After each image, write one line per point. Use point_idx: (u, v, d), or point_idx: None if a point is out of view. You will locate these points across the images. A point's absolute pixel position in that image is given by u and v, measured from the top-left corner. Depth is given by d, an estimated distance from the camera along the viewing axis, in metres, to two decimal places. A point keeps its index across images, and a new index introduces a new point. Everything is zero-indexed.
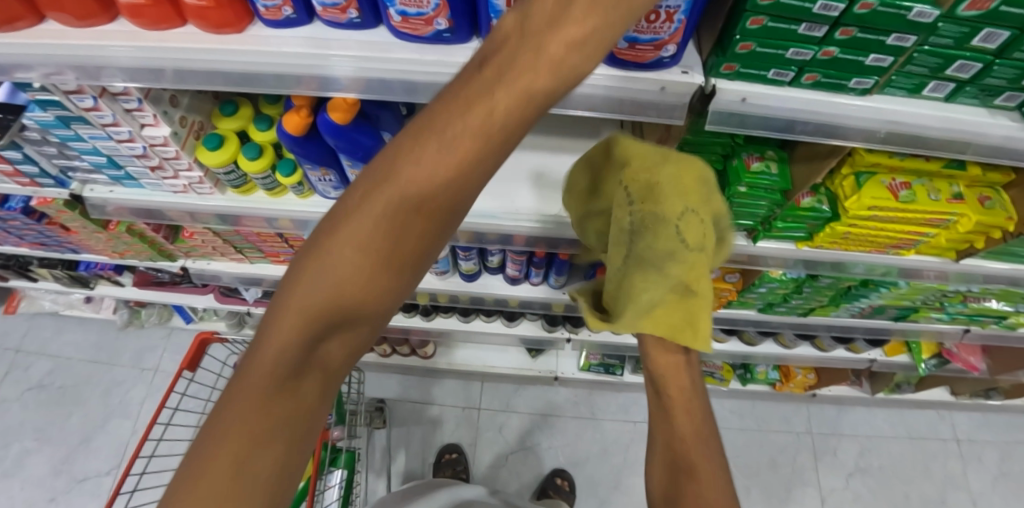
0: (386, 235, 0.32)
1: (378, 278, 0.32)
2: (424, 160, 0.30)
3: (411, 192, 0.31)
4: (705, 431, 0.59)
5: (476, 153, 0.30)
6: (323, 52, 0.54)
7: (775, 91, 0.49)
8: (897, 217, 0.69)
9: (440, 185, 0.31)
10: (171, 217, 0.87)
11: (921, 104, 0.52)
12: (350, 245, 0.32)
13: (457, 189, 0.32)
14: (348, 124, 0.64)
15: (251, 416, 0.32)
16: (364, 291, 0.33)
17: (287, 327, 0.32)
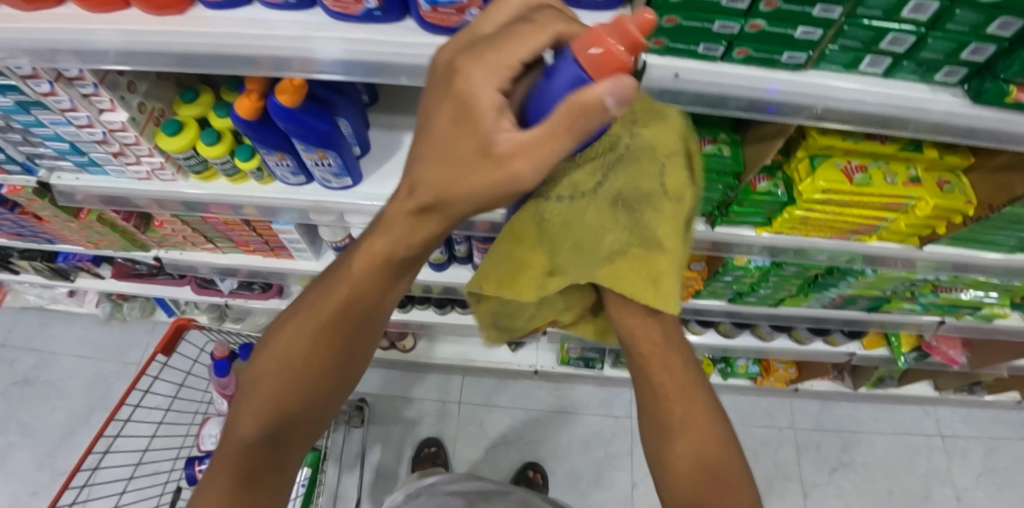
0: (326, 334, 0.46)
1: (319, 369, 0.47)
2: (336, 294, 0.45)
3: (327, 319, 0.46)
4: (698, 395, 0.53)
5: (371, 284, 0.43)
6: (261, 33, 0.54)
7: (706, 67, 0.50)
8: (854, 200, 0.69)
9: (361, 306, 0.46)
10: (134, 204, 0.87)
11: (860, 80, 0.52)
12: (296, 354, 0.46)
13: (354, 314, 0.46)
14: (299, 106, 0.64)
15: (233, 470, 0.47)
16: (318, 369, 0.47)
17: (257, 408, 0.47)
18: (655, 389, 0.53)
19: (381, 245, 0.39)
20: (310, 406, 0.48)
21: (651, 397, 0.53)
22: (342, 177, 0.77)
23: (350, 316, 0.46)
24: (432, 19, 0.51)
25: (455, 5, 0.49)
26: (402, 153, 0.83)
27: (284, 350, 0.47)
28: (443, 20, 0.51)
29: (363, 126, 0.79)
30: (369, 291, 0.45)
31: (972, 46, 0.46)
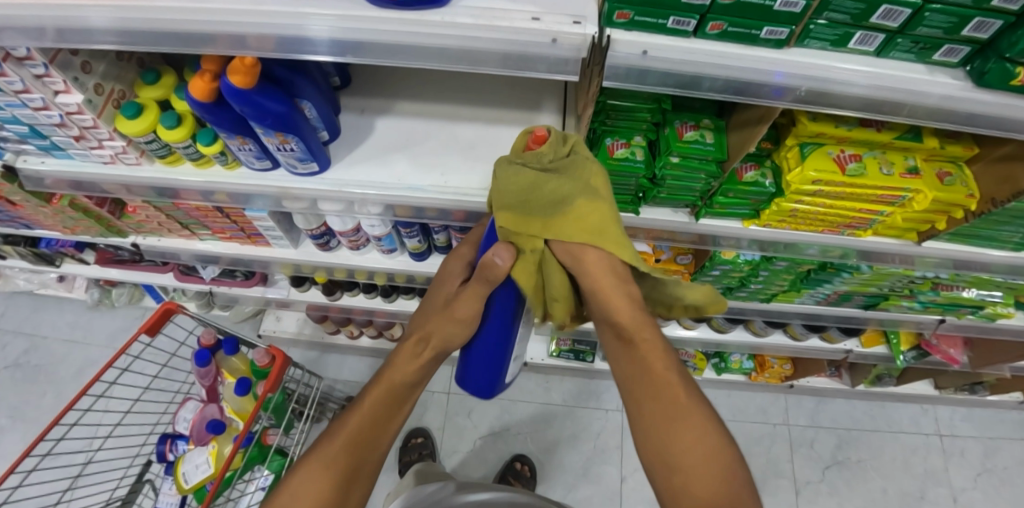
0: (363, 432, 0.75)
1: (362, 449, 0.74)
2: (376, 399, 0.77)
3: (370, 411, 0.76)
4: (679, 378, 0.70)
5: (392, 393, 0.78)
6: (199, 6, 0.50)
7: (678, 43, 0.45)
8: (845, 192, 0.64)
9: (388, 415, 0.78)
10: (105, 190, 0.85)
11: (849, 58, 0.47)
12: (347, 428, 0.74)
13: (383, 421, 0.77)
14: (253, 87, 0.61)
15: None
16: (358, 458, 0.74)
17: (320, 473, 0.70)
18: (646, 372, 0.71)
19: (400, 368, 0.79)
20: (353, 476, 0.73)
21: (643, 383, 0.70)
22: (308, 163, 0.74)
23: (380, 422, 0.77)
24: None
25: None
26: (374, 138, 0.80)
27: (334, 438, 0.74)
28: None
29: (331, 109, 0.75)
30: (394, 404, 0.79)
31: (974, 21, 0.42)
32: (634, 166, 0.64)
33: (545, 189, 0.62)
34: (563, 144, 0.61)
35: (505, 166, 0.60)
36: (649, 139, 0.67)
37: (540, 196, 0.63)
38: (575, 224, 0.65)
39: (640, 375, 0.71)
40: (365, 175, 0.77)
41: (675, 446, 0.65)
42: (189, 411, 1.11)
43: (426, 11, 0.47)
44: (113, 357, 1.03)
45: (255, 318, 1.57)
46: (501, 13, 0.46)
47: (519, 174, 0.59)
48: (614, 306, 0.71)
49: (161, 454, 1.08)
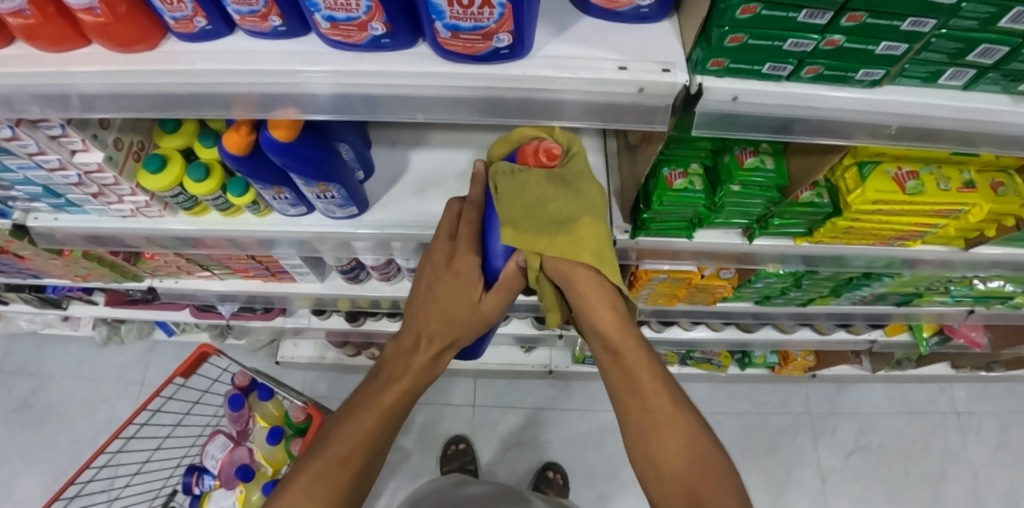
0: (374, 441, 0.60)
1: (378, 445, 0.61)
2: (383, 386, 0.63)
3: (377, 406, 0.62)
4: (665, 382, 0.62)
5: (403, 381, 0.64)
6: (245, 66, 0.46)
7: (771, 88, 0.43)
8: (903, 210, 0.64)
9: (395, 418, 0.63)
10: (127, 242, 0.81)
11: (937, 94, 0.46)
12: (355, 427, 0.60)
13: (397, 415, 0.63)
14: (295, 139, 0.57)
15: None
16: (364, 468, 0.60)
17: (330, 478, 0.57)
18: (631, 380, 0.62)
19: (406, 354, 0.65)
20: (364, 476, 0.60)
21: (626, 393, 0.62)
22: (348, 207, 0.71)
23: (388, 426, 0.62)
24: (452, 46, 0.41)
25: (481, 32, 0.38)
26: (410, 173, 0.77)
27: (337, 450, 0.58)
28: (465, 47, 0.40)
29: (366, 147, 0.72)
30: (400, 408, 0.64)
31: None
32: (694, 196, 0.63)
33: (548, 199, 0.58)
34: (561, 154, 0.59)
35: (505, 178, 0.57)
36: (705, 165, 0.65)
37: (544, 205, 0.58)
38: (573, 242, 0.60)
39: (624, 383, 0.62)
40: (406, 212, 0.74)
41: (670, 471, 0.58)
42: (216, 446, 1.04)
43: (506, 64, 0.43)
44: (148, 398, 0.99)
45: (271, 344, 1.53)
46: (583, 61, 0.43)
47: (526, 181, 0.56)
48: (599, 319, 0.63)
49: (188, 487, 1.01)
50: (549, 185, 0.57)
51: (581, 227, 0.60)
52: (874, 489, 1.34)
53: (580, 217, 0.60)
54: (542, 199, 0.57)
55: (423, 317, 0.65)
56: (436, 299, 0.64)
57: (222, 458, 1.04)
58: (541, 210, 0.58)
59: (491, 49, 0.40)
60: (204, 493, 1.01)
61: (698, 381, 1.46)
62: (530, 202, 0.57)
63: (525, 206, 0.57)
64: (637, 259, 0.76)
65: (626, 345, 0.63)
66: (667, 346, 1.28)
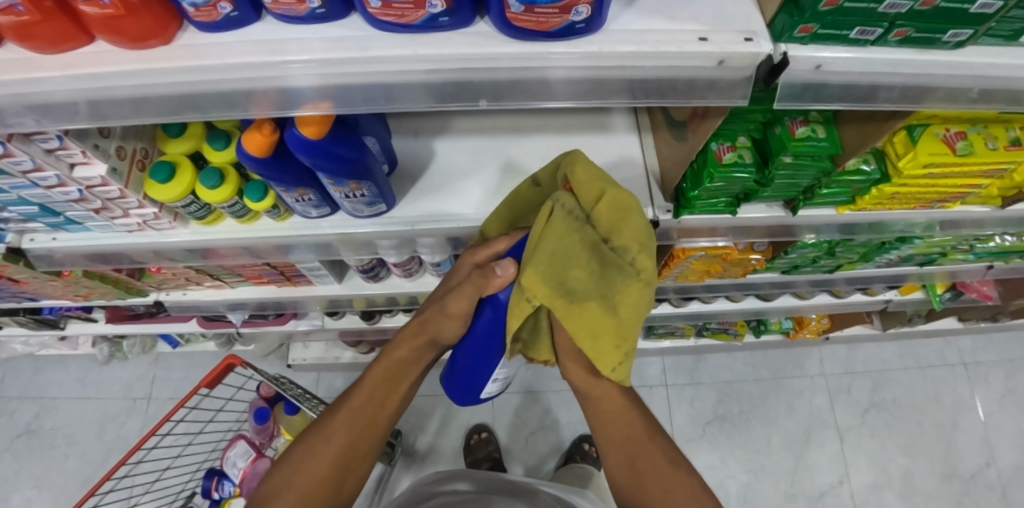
0: (358, 422, 0.69)
1: (363, 433, 0.69)
2: (373, 377, 0.71)
3: (366, 393, 0.70)
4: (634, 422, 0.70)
5: (391, 373, 0.71)
6: (281, 58, 0.41)
7: (857, 55, 0.41)
8: (954, 172, 0.63)
9: (380, 404, 0.70)
10: (135, 258, 0.76)
11: (1019, 52, 0.44)
12: (343, 411, 0.69)
13: (385, 406, 0.71)
14: (326, 136, 0.53)
15: (305, 483, 0.65)
16: (351, 444, 0.68)
17: (317, 454, 0.67)
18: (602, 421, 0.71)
19: (396, 349, 0.71)
20: (350, 460, 0.68)
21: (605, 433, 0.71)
22: (377, 205, 0.67)
23: (374, 409, 0.70)
24: (521, 22, 0.37)
25: (559, 4, 0.34)
26: (437, 164, 0.73)
27: (326, 432, 0.68)
28: (538, 23, 0.36)
29: (389, 138, 0.67)
30: (384, 395, 0.70)
31: None
32: (745, 170, 0.60)
33: (571, 264, 0.55)
34: (611, 224, 0.53)
35: (562, 216, 0.54)
36: (752, 137, 0.62)
37: (568, 262, 0.55)
38: (575, 315, 0.56)
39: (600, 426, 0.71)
40: (437, 206, 0.70)
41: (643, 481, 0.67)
42: (238, 454, 0.98)
43: (577, 40, 0.39)
44: (170, 411, 0.94)
45: (280, 348, 1.48)
46: (662, 33, 0.39)
47: (567, 236, 0.54)
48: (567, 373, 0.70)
49: (206, 492, 0.97)
50: (579, 250, 0.54)
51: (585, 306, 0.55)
52: (890, 444, 1.39)
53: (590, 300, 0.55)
54: (565, 258, 0.54)
55: (416, 319, 0.72)
56: (428, 303, 0.71)
57: (245, 468, 0.97)
58: (563, 269, 0.55)
59: (566, 23, 0.36)
60: (223, 498, 0.97)
61: (715, 352, 1.47)
62: (560, 255, 0.54)
63: (552, 257, 0.54)
64: (674, 238, 0.74)
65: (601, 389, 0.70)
66: (685, 321, 1.27)
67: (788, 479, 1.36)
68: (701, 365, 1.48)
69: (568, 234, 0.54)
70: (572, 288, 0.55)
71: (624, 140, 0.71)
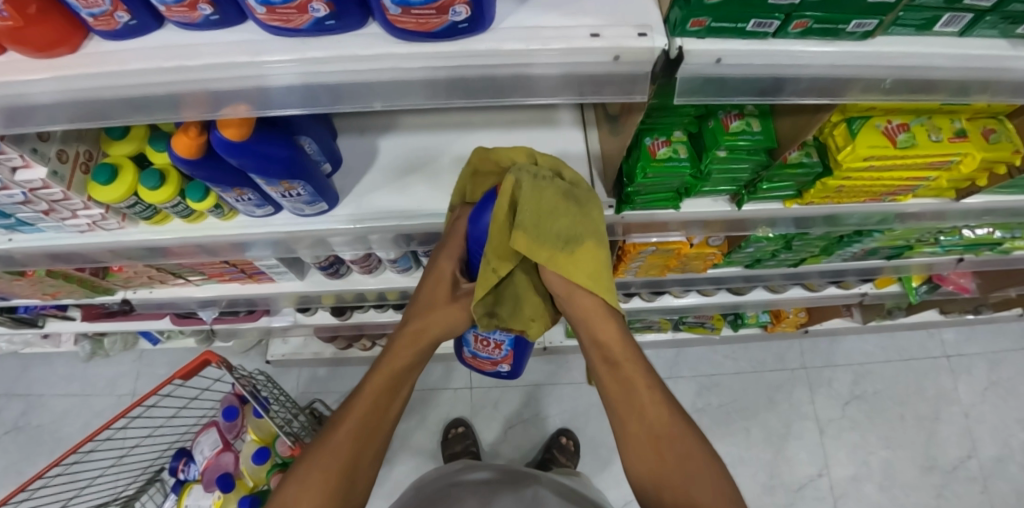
0: (365, 428, 0.62)
1: (370, 440, 0.62)
2: (375, 379, 0.66)
3: (372, 396, 0.64)
4: (667, 403, 0.61)
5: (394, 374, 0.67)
6: (182, 64, 0.42)
7: (756, 47, 0.40)
8: (897, 164, 0.61)
9: (385, 412, 0.65)
10: (91, 258, 0.77)
11: (933, 42, 0.43)
12: (348, 419, 0.62)
13: (390, 409, 0.66)
14: (250, 137, 0.53)
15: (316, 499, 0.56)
16: (357, 455, 0.61)
17: (325, 465, 0.58)
18: (629, 391, 0.62)
19: (393, 349, 0.69)
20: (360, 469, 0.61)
21: (626, 404, 0.62)
22: (318, 204, 0.67)
23: (379, 417, 0.64)
24: (403, 23, 0.37)
25: (434, 5, 0.34)
26: (382, 162, 0.73)
27: (333, 442, 0.60)
28: (419, 24, 0.36)
29: (329, 137, 0.67)
30: (387, 405, 0.65)
31: None
32: (680, 165, 0.59)
33: (559, 215, 0.59)
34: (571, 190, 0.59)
35: (529, 183, 0.56)
36: (689, 132, 0.62)
37: (552, 218, 0.58)
38: (573, 264, 0.62)
39: (624, 397, 0.62)
40: (380, 203, 0.70)
41: (669, 484, 0.57)
42: (207, 442, 1.02)
43: (466, 40, 0.39)
44: (128, 406, 0.93)
45: (260, 344, 1.49)
46: (553, 31, 0.39)
47: (545, 190, 0.56)
48: (597, 327, 0.65)
49: (173, 471, 1.01)
50: (565, 199, 0.57)
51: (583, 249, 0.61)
52: (870, 437, 1.38)
53: (584, 239, 0.61)
54: (555, 212, 0.58)
55: (412, 320, 0.71)
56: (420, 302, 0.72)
57: (208, 458, 1.00)
58: (554, 222, 0.59)
59: (447, 24, 0.37)
60: (187, 480, 1.01)
61: (693, 345, 1.46)
62: (542, 214, 0.58)
63: (537, 214, 0.58)
64: (625, 233, 0.74)
65: (625, 357, 0.64)
66: (660, 314, 1.26)
67: (768, 471, 1.36)
68: (680, 358, 1.47)
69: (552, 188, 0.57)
70: (566, 239, 0.60)
71: (568, 135, 0.71)
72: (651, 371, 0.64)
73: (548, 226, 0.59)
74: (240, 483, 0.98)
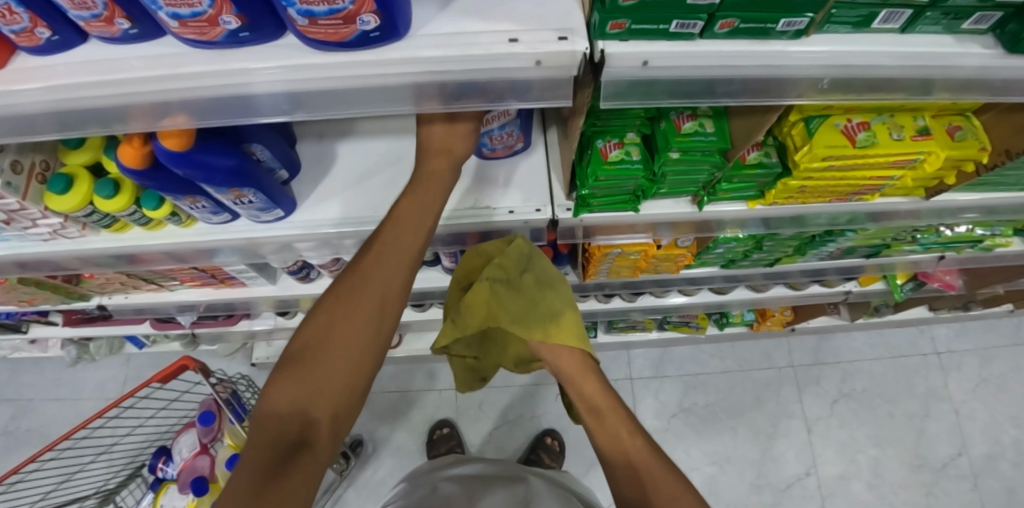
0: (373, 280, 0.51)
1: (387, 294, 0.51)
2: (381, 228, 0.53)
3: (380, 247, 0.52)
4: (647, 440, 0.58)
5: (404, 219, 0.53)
6: (104, 78, 0.42)
7: (682, 48, 0.39)
8: (857, 164, 0.60)
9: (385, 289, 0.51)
10: (56, 266, 0.78)
11: (873, 39, 0.41)
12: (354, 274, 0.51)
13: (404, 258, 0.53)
14: (193, 147, 0.53)
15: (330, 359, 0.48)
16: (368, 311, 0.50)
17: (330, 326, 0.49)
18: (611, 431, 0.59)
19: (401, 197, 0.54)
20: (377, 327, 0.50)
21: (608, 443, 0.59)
22: (272, 210, 0.67)
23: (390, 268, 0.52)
24: (315, 34, 0.37)
25: (339, 16, 0.34)
26: (341, 167, 0.72)
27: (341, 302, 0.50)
28: (330, 34, 0.36)
29: (284, 144, 0.66)
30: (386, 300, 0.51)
31: None
32: (632, 167, 0.58)
33: (534, 305, 0.70)
34: (535, 281, 0.70)
35: (500, 289, 0.69)
36: (642, 134, 0.61)
37: (532, 307, 0.70)
38: (562, 332, 0.68)
39: (606, 437, 0.59)
40: (338, 210, 0.70)
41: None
42: (186, 443, 1.05)
43: (382, 48, 0.39)
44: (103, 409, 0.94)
45: (246, 347, 1.50)
46: (472, 38, 0.39)
47: (516, 291, 0.69)
48: (580, 382, 0.66)
49: (152, 468, 1.06)
50: (537, 289, 0.70)
51: (566, 319, 0.69)
52: (859, 435, 1.37)
53: (564, 313, 0.70)
54: (535, 303, 0.70)
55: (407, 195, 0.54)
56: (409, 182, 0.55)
57: (185, 459, 1.03)
58: (534, 310, 0.70)
59: (358, 33, 0.36)
60: (165, 478, 1.06)
61: (679, 344, 1.45)
62: (522, 308, 0.69)
63: (521, 306, 0.70)
64: (589, 235, 0.72)
65: (607, 405, 0.62)
66: (643, 314, 1.24)
67: (755, 470, 1.35)
68: (666, 358, 1.46)
69: (520, 286, 0.69)
70: (551, 314, 0.69)
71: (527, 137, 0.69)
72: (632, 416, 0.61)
73: (531, 309, 0.69)
74: (213, 486, 1.01)
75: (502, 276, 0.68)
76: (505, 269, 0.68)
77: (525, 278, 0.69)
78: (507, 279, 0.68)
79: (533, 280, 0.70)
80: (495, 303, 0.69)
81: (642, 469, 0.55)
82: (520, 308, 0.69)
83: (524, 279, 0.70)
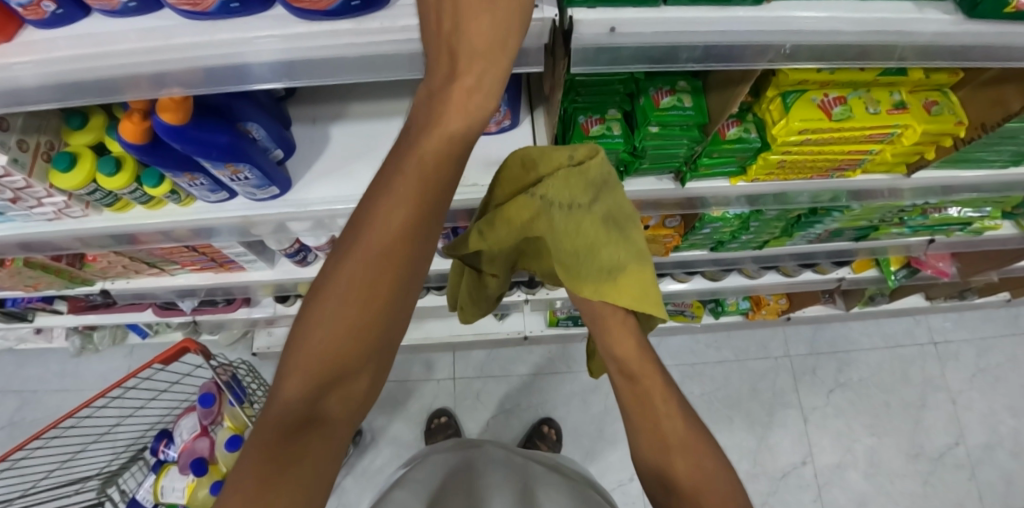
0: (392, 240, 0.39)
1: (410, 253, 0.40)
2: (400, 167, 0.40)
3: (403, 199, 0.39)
4: (684, 412, 0.57)
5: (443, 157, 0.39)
6: (105, 49, 0.44)
7: (646, 14, 0.41)
8: (833, 138, 0.61)
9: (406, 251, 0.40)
10: (59, 247, 0.80)
11: (836, 7, 0.43)
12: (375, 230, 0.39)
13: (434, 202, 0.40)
14: (189, 122, 0.55)
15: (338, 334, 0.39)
16: (383, 277, 0.40)
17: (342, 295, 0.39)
18: (645, 397, 0.57)
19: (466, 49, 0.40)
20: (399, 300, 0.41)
21: (642, 415, 0.57)
22: (268, 188, 0.69)
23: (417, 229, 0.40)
24: (301, 3, 0.41)
25: None
26: (334, 149, 0.75)
27: (356, 265, 0.39)
28: (313, 2, 0.40)
29: (278, 124, 0.68)
30: (396, 264, 0.40)
31: None
32: (613, 141, 0.60)
33: (598, 247, 0.52)
34: (605, 220, 0.52)
35: (560, 216, 0.52)
36: (623, 110, 0.63)
37: (592, 251, 0.52)
38: (618, 291, 0.53)
39: (640, 410, 0.57)
40: (331, 189, 0.72)
41: (680, 489, 0.53)
42: (187, 426, 1.07)
43: (361, 17, 0.43)
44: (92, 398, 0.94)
45: (247, 337, 1.53)
46: None
47: (575, 224, 0.52)
48: (617, 343, 0.59)
49: (154, 451, 1.09)
50: (606, 227, 0.52)
51: (626, 278, 0.53)
52: (855, 424, 1.37)
53: (629, 265, 0.53)
54: (597, 247, 0.52)
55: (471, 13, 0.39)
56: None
57: (185, 441, 1.06)
58: (591, 252, 0.53)
59: (339, 2, 0.40)
60: (166, 460, 1.08)
61: (676, 334, 1.46)
62: (577, 247, 0.53)
63: (575, 251, 0.53)
64: None
65: (645, 371, 0.58)
66: None
67: (750, 460, 1.34)
68: (662, 348, 1.47)
69: (583, 222, 0.52)
70: (612, 268, 0.53)
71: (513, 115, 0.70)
72: (669, 382, 0.59)
73: (592, 252, 0.53)
74: (213, 467, 1.03)
75: (557, 201, 0.52)
76: (578, 196, 0.51)
77: (589, 217, 0.52)
78: (562, 207, 0.52)
79: (603, 213, 0.52)
80: (544, 231, 0.54)
81: (676, 446, 0.55)
82: (577, 242, 0.53)
83: (593, 210, 0.52)
